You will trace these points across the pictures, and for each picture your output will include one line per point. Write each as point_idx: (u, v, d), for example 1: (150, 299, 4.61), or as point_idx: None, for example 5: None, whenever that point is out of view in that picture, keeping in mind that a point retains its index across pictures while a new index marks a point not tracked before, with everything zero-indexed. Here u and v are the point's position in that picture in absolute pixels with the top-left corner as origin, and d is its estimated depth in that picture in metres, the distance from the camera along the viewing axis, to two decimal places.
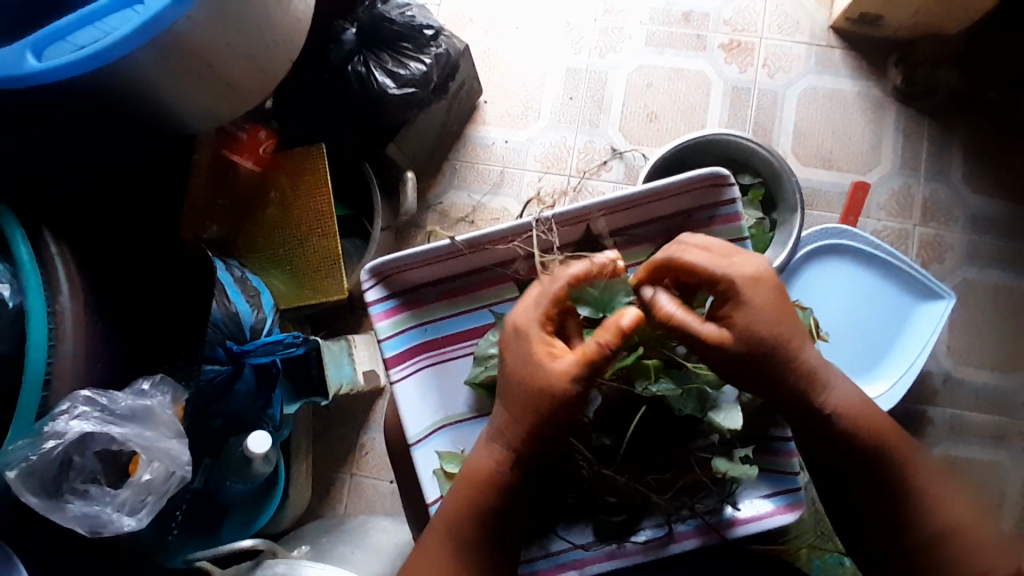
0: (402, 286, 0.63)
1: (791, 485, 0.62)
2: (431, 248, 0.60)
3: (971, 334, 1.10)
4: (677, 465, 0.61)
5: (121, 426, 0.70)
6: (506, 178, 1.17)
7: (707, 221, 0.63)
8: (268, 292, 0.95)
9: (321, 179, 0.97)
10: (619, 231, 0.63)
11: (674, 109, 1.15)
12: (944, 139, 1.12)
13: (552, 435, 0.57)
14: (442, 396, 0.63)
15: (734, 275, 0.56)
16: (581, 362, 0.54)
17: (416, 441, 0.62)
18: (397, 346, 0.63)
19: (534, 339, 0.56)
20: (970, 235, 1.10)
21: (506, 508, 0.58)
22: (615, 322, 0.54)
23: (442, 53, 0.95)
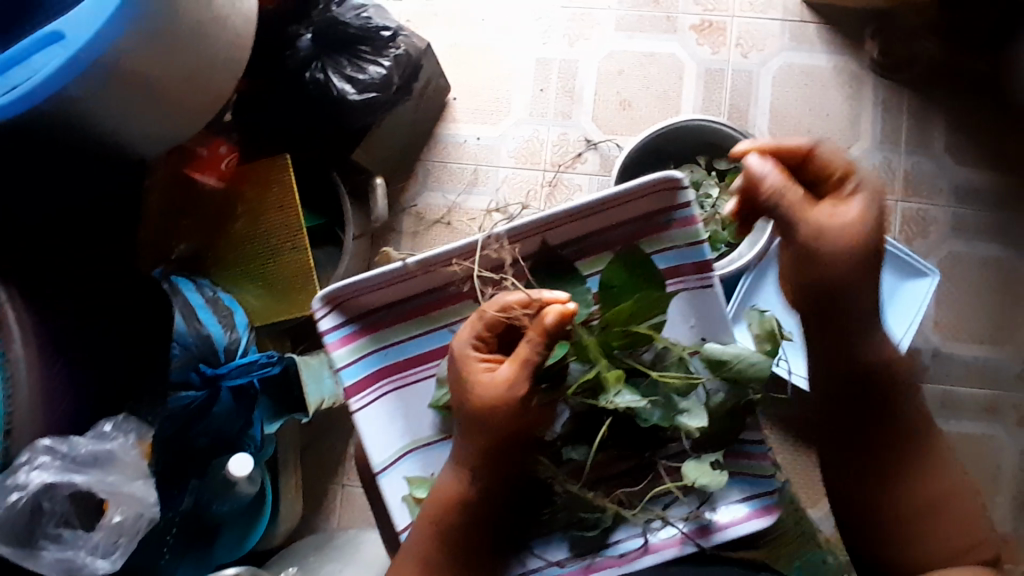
0: (357, 313, 0.63)
1: (766, 489, 0.63)
2: (383, 271, 0.61)
3: (959, 308, 1.08)
4: (647, 473, 0.62)
5: (84, 472, 0.77)
6: (480, 177, 1.14)
7: (667, 224, 0.63)
8: (242, 311, 0.93)
9: (287, 190, 0.95)
10: (577, 240, 0.63)
11: (648, 95, 1.12)
12: (924, 110, 1.09)
13: (511, 447, 0.59)
14: (409, 419, 0.64)
15: (852, 184, 0.61)
16: (517, 368, 0.58)
17: (381, 469, 0.63)
18: (355, 373, 0.63)
19: (467, 357, 0.59)
20: (954, 207, 1.08)
21: (476, 522, 0.61)
22: (540, 321, 0.57)
23: (401, 54, 0.92)
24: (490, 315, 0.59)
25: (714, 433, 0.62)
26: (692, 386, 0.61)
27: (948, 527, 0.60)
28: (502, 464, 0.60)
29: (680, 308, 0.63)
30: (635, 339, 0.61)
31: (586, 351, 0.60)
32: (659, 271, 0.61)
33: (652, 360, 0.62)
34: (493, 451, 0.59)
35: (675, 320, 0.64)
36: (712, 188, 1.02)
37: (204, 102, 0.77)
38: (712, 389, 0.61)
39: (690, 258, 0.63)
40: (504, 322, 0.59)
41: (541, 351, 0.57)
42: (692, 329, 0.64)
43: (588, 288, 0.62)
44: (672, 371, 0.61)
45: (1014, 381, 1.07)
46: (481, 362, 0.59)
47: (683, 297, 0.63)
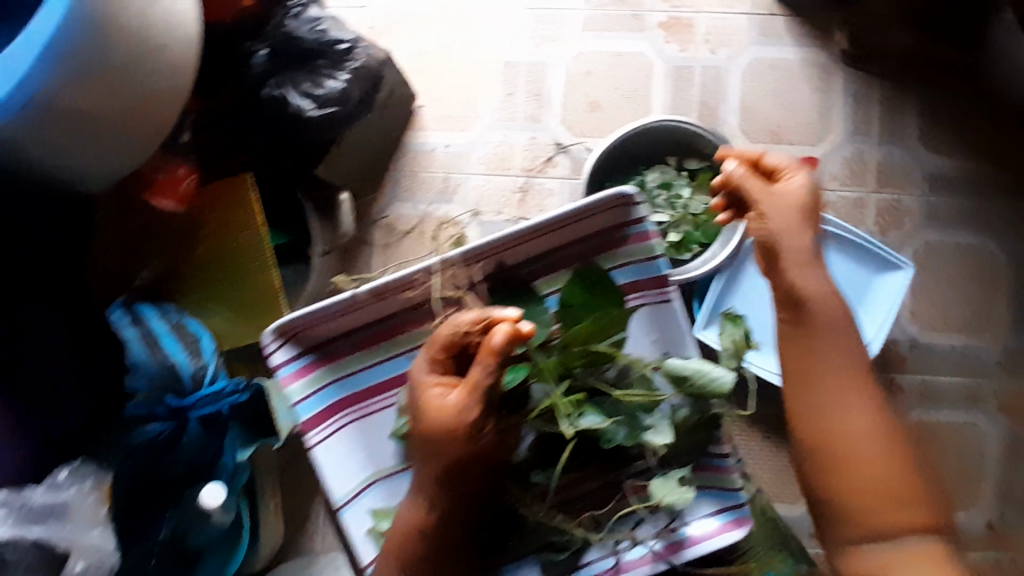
0: (310, 344, 0.63)
1: (733, 501, 0.63)
2: (334, 300, 0.61)
3: (935, 298, 1.08)
4: (612, 493, 0.63)
5: (40, 525, 0.75)
6: (451, 185, 1.12)
7: (618, 241, 0.64)
8: (210, 336, 0.91)
9: (250, 210, 0.93)
10: (531, 260, 0.64)
11: (617, 95, 1.10)
12: (894, 100, 1.08)
13: (475, 473, 0.57)
14: (370, 451, 0.63)
15: (791, 182, 0.75)
16: (468, 391, 0.55)
17: (343, 504, 0.62)
18: (312, 407, 0.63)
19: (422, 380, 0.57)
20: (928, 197, 1.08)
21: (442, 552, 0.58)
22: (487, 341, 0.54)
23: (359, 68, 0.90)
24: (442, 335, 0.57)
25: (681, 449, 0.62)
26: (655, 403, 0.60)
27: (906, 506, 0.64)
28: (466, 492, 0.58)
29: (640, 325, 0.65)
30: (596, 359, 0.60)
31: (548, 374, 0.59)
32: (618, 287, 0.62)
33: (615, 378, 0.61)
34: (456, 479, 0.57)
35: (636, 336, 0.65)
36: (683, 188, 1.02)
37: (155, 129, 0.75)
38: (676, 406, 0.61)
39: (648, 272, 0.64)
40: (459, 343, 0.57)
41: (492, 372, 0.54)
42: (654, 344, 0.65)
43: (547, 306, 0.62)
44: (635, 389, 0.61)
45: (991, 368, 1.07)
46: (436, 384, 0.57)
47: (643, 313, 0.65)
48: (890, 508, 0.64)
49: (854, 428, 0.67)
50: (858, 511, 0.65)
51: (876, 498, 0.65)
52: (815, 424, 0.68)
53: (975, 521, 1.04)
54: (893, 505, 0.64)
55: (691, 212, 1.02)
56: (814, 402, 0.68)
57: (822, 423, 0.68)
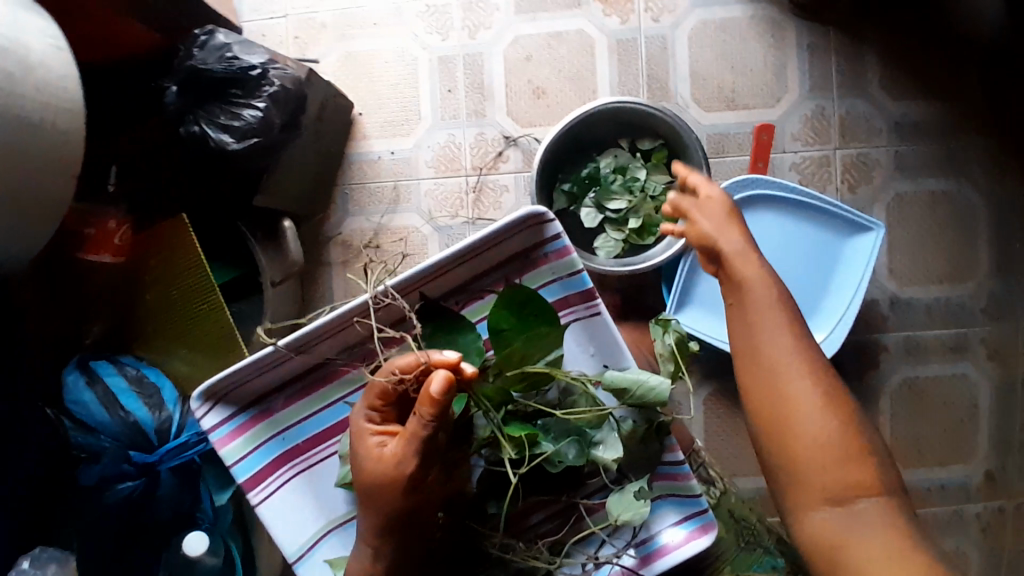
0: (238, 402, 0.59)
1: (697, 508, 0.59)
2: (254, 358, 0.56)
3: (914, 251, 1.04)
4: (567, 515, 0.61)
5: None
6: (402, 193, 1.08)
7: (542, 258, 0.60)
8: (170, 385, 0.89)
9: (189, 250, 0.88)
10: (454, 289, 0.60)
11: (561, 79, 1.05)
12: (851, 49, 1.02)
13: (419, 520, 0.55)
14: (321, 500, 0.60)
15: (713, 195, 0.72)
16: (405, 442, 0.52)
17: (297, 559, 0.59)
18: (249, 467, 0.59)
19: (361, 430, 0.54)
20: (895, 147, 1.03)
21: None
22: (425, 388, 0.49)
23: (277, 91, 0.85)
24: (378, 382, 0.53)
25: (636, 459, 0.59)
26: (603, 418, 0.57)
27: (849, 462, 0.58)
28: (411, 539, 0.55)
29: (575, 339, 0.60)
30: (534, 380, 0.57)
31: (489, 400, 0.56)
32: (551, 304, 0.57)
33: (556, 398, 0.59)
34: (398, 529, 0.54)
35: (574, 352, 0.61)
36: (639, 169, 0.97)
37: (62, 202, 0.71)
38: (621, 416, 0.59)
39: (573, 288, 0.59)
40: (396, 389, 0.54)
41: (430, 423, 0.50)
42: (594, 358, 0.61)
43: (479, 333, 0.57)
44: (580, 406, 0.58)
45: (976, 317, 1.03)
46: (375, 433, 0.54)
47: (576, 327, 0.60)
48: (840, 470, 0.58)
49: (803, 387, 0.60)
50: (806, 474, 0.59)
51: (825, 460, 0.59)
52: (764, 386, 0.62)
53: (973, 474, 1.03)
54: (842, 467, 0.58)
55: (649, 194, 0.97)
56: (760, 362, 0.62)
57: (770, 387, 0.61)
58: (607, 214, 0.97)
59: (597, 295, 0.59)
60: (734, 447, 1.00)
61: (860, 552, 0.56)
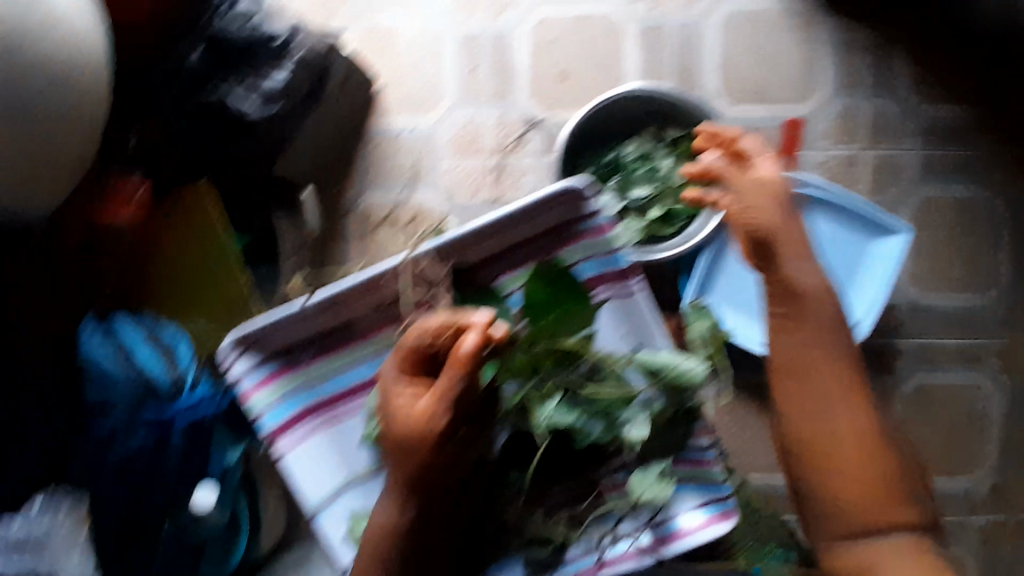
0: (270, 355, 0.65)
1: (718, 494, 0.65)
2: (290, 310, 0.64)
3: (934, 257, 1.02)
4: (588, 490, 0.65)
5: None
6: (422, 170, 1.08)
7: (574, 235, 0.65)
8: (186, 343, 0.91)
9: (210, 215, 0.90)
10: (488, 260, 0.65)
11: (587, 63, 1.04)
12: (881, 48, 1.01)
13: (440, 482, 0.59)
14: (344, 456, 0.66)
15: (761, 172, 0.76)
16: (437, 397, 0.57)
17: (319, 510, 0.64)
18: (278, 416, 0.64)
19: (396, 385, 0.60)
20: (923, 150, 1.01)
21: (416, 552, 0.61)
22: (457, 349, 0.57)
23: (303, 57, 0.86)
24: (411, 342, 0.59)
25: (659, 441, 0.63)
26: (629, 396, 0.62)
27: (887, 503, 0.64)
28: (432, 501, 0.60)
29: (609, 318, 0.66)
30: (568, 355, 0.62)
31: (524, 369, 0.61)
32: (580, 281, 0.62)
33: (588, 373, 0.63)
34: (418, 487, 0.59)
35: (607, 332, 0.66)
36: (662, 158, 0.96)
37: (82, 159, 0.71)
38: (649, 398, 0.63)
39: (611, 265, 0.65)
40: (427, 350, 0.59)
41: (460, 380, 0.57)
42: (625, 338, 0.66)
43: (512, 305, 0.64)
44: (608, 383, 0.63)
45: (993, 327, 1.02)
46: (406, 391, 0.60)
47: (611, 305, 0.66)
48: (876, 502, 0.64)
49: (846, 423, 0.66)
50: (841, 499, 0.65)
51: (859, 488, 0.64)
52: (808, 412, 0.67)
53: (980, 486, 1.01)
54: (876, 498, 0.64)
55: (671, 183, 0.96)
56: (808, 392, 0.68)
57: (811, 426, 0.67)
58: (629, 200, 0.96)
59: (635, 274, 0.66)
60: (752, 440, 0.97)
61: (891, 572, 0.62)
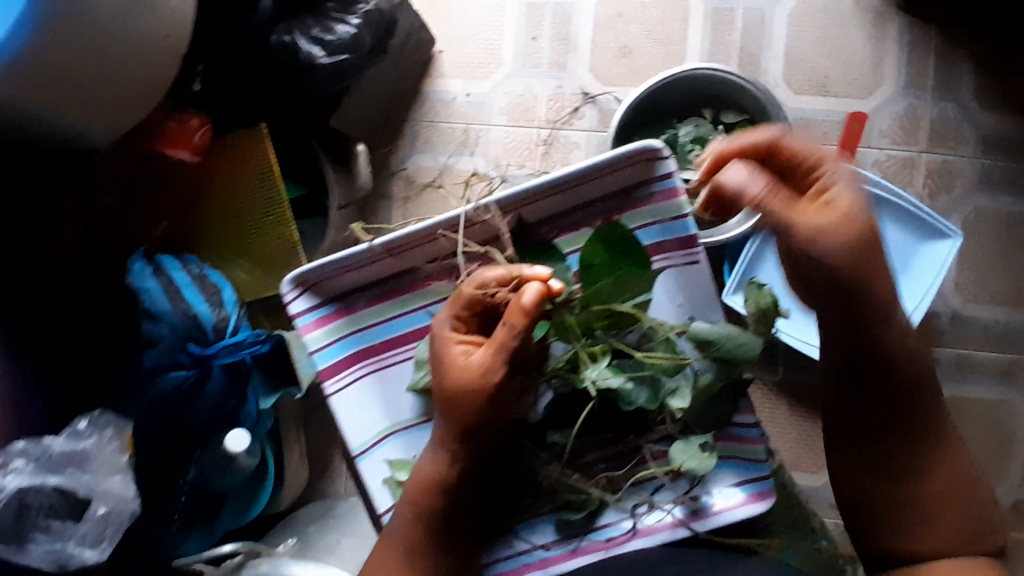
0: (329, 295, 0.66)
1: (760, 474, 0.65)
2: (353, 252, 0.63)
3: (982, 269, 0.99)
4: (628, 457, 0.65)
5: (60, 473, 0.65)
6: (471, 137, 1.08)
7: (645, 197, 0.63)
8: (231, 287, 0.93)
9: (265, 164, 0.91)
10: (550, 218, 0.64)
11: (649, 40, 1.03)
12: (952, 49, 0.98)
13: (484, 435, 0.61)
14: (389, 403, 0.65)
15: (840, 208, 0.63)
16: (492, 351, 0.58)
17: (361, 453, 0.65)
18: (329, 356, 0.65)
19: (446, 337, 0.61)
20: (983, 158, 0.98)
21: (456, 503, 0.62)
22: (517, 299, 0.57)
23: (371, 10, 0.84)
24: (464, 293, 0.60)
25: (702, 415, 0.63)
26: (680, 366, 0.61)
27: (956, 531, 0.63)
28: (476, 451, 0.61)
29: (665, 287, 0.64)
30: (618, 320, 0.62)
31: (568, 333, 0.61)
32: (643, 247, 0.62)
33: (637, 342, 0.63)
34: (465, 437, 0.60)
35: (660, 300, 0.64)
36: None
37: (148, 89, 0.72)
38: (700, 369, 0.62)
39: (675, 232, 0.63)
40: (481, 302, 0.60)
41: (518, 334, 0.57)
42: (680, 307, 0.64)
43: (569, 266, 0.63)
44: (659, 351, 0.61)
45: None
46: (459, 342, 0.60)
47: (669, 273, 0.64)
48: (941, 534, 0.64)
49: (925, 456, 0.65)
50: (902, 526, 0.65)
51: (930, 521, 0.64)
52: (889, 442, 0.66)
53: (1002, 505, 0.98)
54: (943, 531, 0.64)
55: None
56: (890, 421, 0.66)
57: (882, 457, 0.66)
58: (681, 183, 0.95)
59: (698, 244, 0.63)
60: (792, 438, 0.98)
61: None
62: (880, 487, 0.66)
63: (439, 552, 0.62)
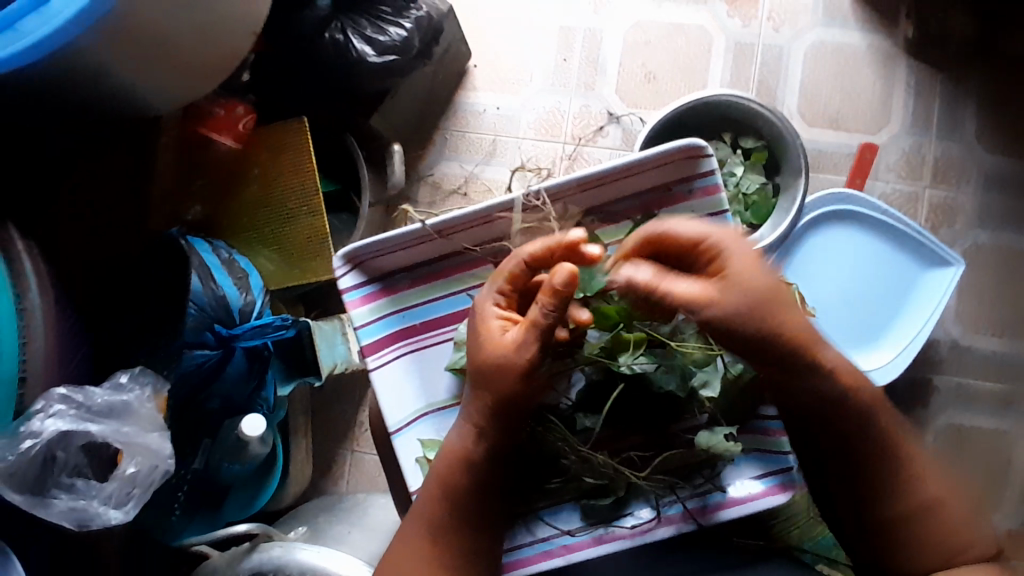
0: (375, 273, 0.66)
1: (782, 466, 0.63)
2: (404, 232, 0.63)
3: (982, 301, 1.04)
4: (661, 445, 0.64)
5: (99, 422, 0.68)
6: (499, 148, 1.12)
7: (688, 194, 0.64)
8: (257, 273, 0.93)
9: (303, 154, 0.94)
10: (595, 209, 0.65)
11: (674, 68, 1.09)
12: (957, 93, 1.05)
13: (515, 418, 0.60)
14: (425, 382, 0.66)
15: (721, 239, 0.58)
16: (527, 328, 0.57)
17: (395, 430, 0.65)
18: (372, 333, 0.65)
19: (484, 313, 0.60)
20: (983, 196, 1.04)
21: (483, 482, 0.61)
22: (548, 280, 0.56)
23: (422, 17, 0.90)
24: (511, 268, 0.60)
25: (732, 404, 0.63)
26: (710, 357, 0.62)
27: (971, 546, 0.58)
28: (504, 434, 0.60)
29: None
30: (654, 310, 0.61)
31: (605, 319, 0.62)
32: None
33: (670, 332, 0.63)
34: (496, 418, 0.60)
35: None
36: (736, 166, 0.99)
37: (213, 65, 0.75)
38: (731, 361, 0.63)
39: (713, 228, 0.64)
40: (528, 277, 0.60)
41: (549, 312, 0.56)
42: None
43: (610, 257, 0.64)
44: (690, 342, 0.62)
45: None
46: (497, 318, 0.60)
47: None
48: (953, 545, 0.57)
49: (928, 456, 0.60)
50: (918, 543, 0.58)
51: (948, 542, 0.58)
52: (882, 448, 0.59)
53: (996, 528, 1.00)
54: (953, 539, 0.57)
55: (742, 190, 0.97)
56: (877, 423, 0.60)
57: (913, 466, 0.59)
58: None
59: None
60: None
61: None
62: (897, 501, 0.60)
63: (466, 533, 0.61)
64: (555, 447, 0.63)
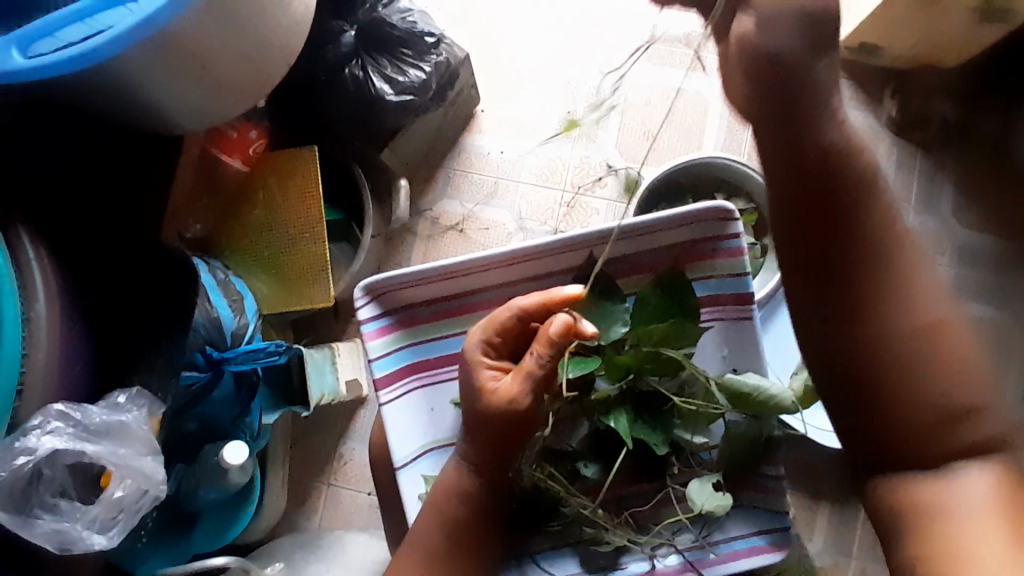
0: (394, 305, 0.65)
1: (781, 526, 0.64)
2: (426, 267, 0.63)
3: None
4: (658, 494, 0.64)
5: (96, 442, 0.68)
6: (500, 190, 1.14)
7: (711, 253, 0.65)
8: (252, 297, 0.92)
9: (312, 180, 0.96)
10: None
11: (672, 129, 1.15)
12: (934, 172, 1.12)
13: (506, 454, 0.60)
14: (430, 420, 0.66)
15: None
16: (519, 379, 0.57)
17: (401, 466, 0.65)
18: (387, 366, 0.65)
19: (477, 362, 0.59)
20: (957, 269, 1.10)
21: (474, 521, 0.60)
22: (544, 330, 0.56)
23: (442, 62, 0.94)
24: (502, 319, 0.59)
25: (735, 462, 0.63)
26: (712, 417, 0.62)
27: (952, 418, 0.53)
28: (500, 471, 0.60)
29: (713, 339, 0.66)
30: (661, 367, 0.60)
31: (616, 369, 0.60)
32: (695, 297, 0.61)
33: (676, 388, 0.62)
34: (494, 454, 0.59)
35: (707, 351, 0.66)
36: None
37: (240, 89, 0.77)
38: (731, 420, 0.62)
39: (730, 288, 0.65)
40: (516, 326, 0.59)
41: (544, 360, 0.56)
42: (724, 360, 0.66)
43: (627, 307, 0.62)
44: (698, 399, 0.62)
45: None
46: (489, 367, 0.59)
47: (715, 330, 0.66)
48: (932, 421, 0.54)
49: (879, 292, 0.56)
50: (894, 411, 0.55)
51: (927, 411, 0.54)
52: (814, 314, 0.58)
53: None
54: (931, 410, 0.54)
55: None
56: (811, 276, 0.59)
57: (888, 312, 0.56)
58: None
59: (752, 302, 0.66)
60: (804, 517, 1.02)
61: (978, 552, 0.49)
62: (875, 354, 0.55)
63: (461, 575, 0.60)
64: (549, 494, 0.63)
